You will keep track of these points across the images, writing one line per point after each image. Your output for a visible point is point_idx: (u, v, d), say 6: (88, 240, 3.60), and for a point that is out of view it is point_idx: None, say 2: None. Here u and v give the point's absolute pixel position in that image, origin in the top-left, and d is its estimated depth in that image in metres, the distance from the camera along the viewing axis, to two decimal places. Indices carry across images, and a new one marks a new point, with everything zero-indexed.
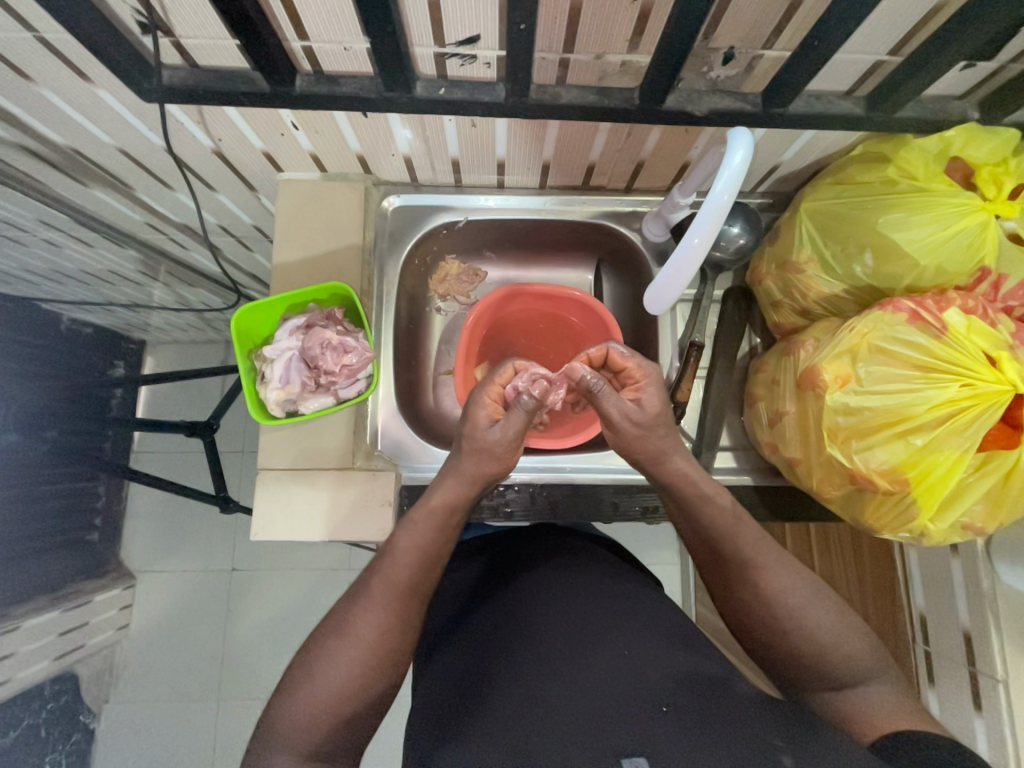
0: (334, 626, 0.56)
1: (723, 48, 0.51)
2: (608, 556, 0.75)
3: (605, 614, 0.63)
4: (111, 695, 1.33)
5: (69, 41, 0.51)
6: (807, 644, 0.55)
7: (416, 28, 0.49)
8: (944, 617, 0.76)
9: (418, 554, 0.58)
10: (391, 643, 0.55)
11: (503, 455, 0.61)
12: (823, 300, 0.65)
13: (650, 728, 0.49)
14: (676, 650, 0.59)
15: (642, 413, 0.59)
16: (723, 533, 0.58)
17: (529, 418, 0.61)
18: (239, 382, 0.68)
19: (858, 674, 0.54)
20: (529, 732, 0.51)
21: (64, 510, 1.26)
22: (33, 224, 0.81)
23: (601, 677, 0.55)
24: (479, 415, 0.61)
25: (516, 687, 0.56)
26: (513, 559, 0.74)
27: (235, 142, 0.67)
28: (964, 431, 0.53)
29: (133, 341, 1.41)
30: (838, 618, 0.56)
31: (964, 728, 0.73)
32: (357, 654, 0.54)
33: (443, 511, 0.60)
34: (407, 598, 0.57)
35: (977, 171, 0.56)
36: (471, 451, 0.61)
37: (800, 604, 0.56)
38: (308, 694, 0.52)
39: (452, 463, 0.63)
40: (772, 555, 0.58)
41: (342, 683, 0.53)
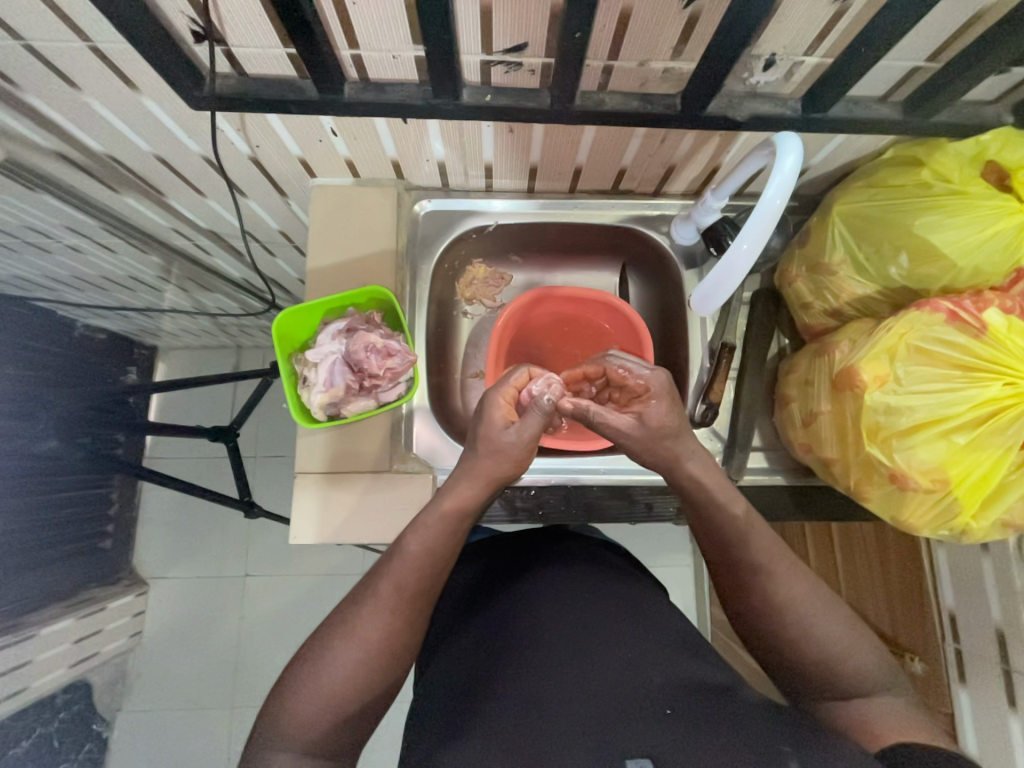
0: (336, 630, 0.55)
1: (765, 55, 0.52)
2: (610, 558, 0.75)
3: (607, 617, 0.63)
4: (124, 703, 1.33)
5: (120, 48, 0.51)
6: (817, 653, 0.55)
7: (465, 36, 0.50)
8: (975, 616, 0.76)
9: (427, 558, 0.57)
10: (395, 645, 0.55)
11: (519, 456, 0.62)
12: (856, 301, 0.65)
13: (655, 731, 0.49)
14: (681, 653, 0.59)
15: (642, 429, 0.60)
16: (736, 536, 0.58)
17: (546, 422, 0.61)
18: (282, 386, 0.69)
19: (867, 686, 0.54)
20: (534, 736, 0.51)
21: (78, 516, 1.26)
22: (61, 229, 0.81)
23: (602, 678, 0.55)
24: (495, 416, 0.61)
25: (517, 690, 0.56)
26: (514, 560, 0.74)
27: (272, 148, 0.67)
28: (1005, 430, 0.54)
29: (146, 347, 1.41)
30: (844, 625, 0.56)
31: (998, 725, 0.74)
32: (360, 657, 0.53)
33: (456, 515, 0.59)
34: (415, 601, 0.56)
35: (1014, 174, 0.57)
36: (486, 451, 0.61)
37: (810, 612, 0.56)
38: (309, 694, 0.52)
39: (465, 464, 0.62)
40: (784, 562, 0.58)
41: (344, 685, 0.52)
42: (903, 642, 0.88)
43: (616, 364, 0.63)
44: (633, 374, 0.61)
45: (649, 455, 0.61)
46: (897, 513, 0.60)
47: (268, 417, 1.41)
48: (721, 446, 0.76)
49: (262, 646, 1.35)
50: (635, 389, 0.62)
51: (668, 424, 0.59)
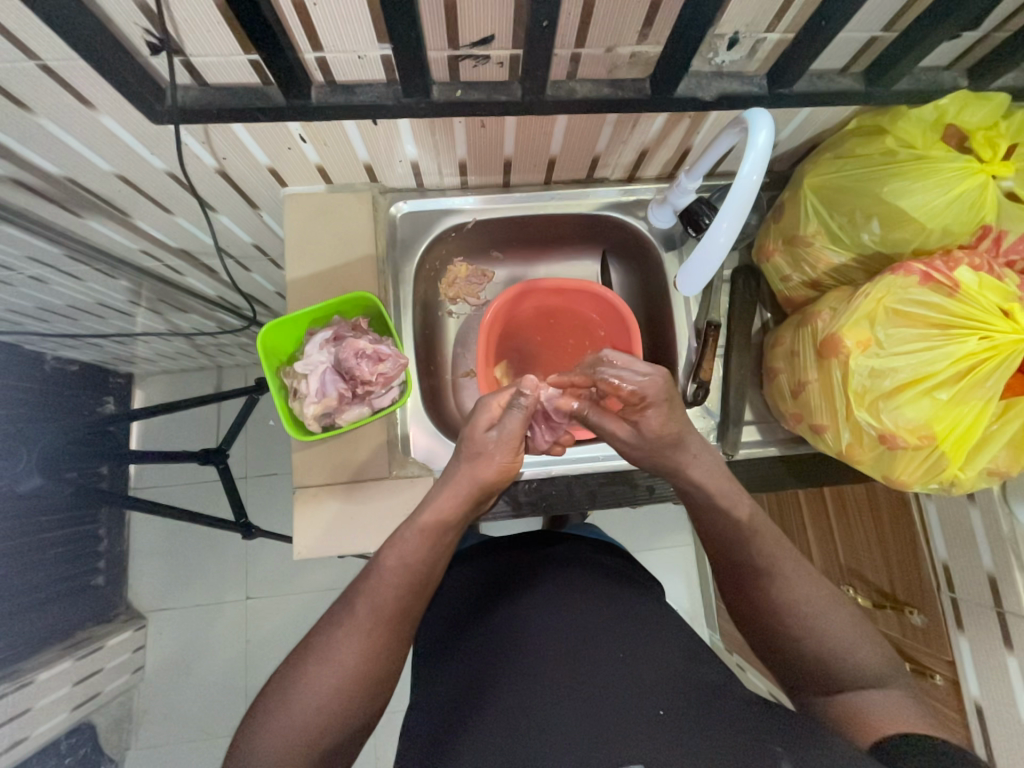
0: (313, 652, 0.54)
1: (729, 34, 0.53)
2: (607, 560, 0.76)
3: (602, 620, 0.64)
4: (132, 741, 1.29)
5: (72, 65, 0.49)
6: (817, 651, 0.56)
7: (431, 32, 0.50)
8: (967, 563, 0.79)
9: (406, 574, 0.57)
10: (372, 669, 0.54)
11: (503, 460, 0.64)
12: (833, 270, 0.67)
13: (649, 734, 0.51)
14: (668, 651, 0.60)
15: (642, 437, 0.64)
16: (735, 539, 0.60)
17: (524, 422, 0.64)
18: (271, 400, 0.67)
19: (866, 683, 0.55)
20: (534, 745, 0.52)
21: (67, 555, 1.22)
22: (21, 260, 0.78)
23: (600, 683, 0.56)
24: (480, 417, 0.64)
25: (515, 697, 0.57)
26: (512, 566, 0.75)
27: (240, 160, 0.66)
28: (985, 382, 0.56)
29: (121, 374, 1.37)
30: (846, 623, 0.57)
31: (995, 667, 0.77)
32: (336, 682, 0.53)
33: (437, 527, 0.60)
34: (396, 622, 0.56)
35: (972, 135, 0.59)
36: (469, 457, 0.64)
37: (812, 610, 0.57)
38: (282, 721, 0.51)
39: (449, 469, 0.65)
40: (789, 565, 0.59)
41: (317, 712, 0.51)
42: (900, 597, 0.91)
43: (608, 376, 0.63)
44: (627, 384, 0.62)
45: (651, 458, 0.66)
46: (890, 472, 0.62)
47: (256, 435, 1.39)
48: (715, 423, 0.77)
49: (270, 669, 1.33)
50: (631, 399, 0.63)
51: (667, 433, 0.62)
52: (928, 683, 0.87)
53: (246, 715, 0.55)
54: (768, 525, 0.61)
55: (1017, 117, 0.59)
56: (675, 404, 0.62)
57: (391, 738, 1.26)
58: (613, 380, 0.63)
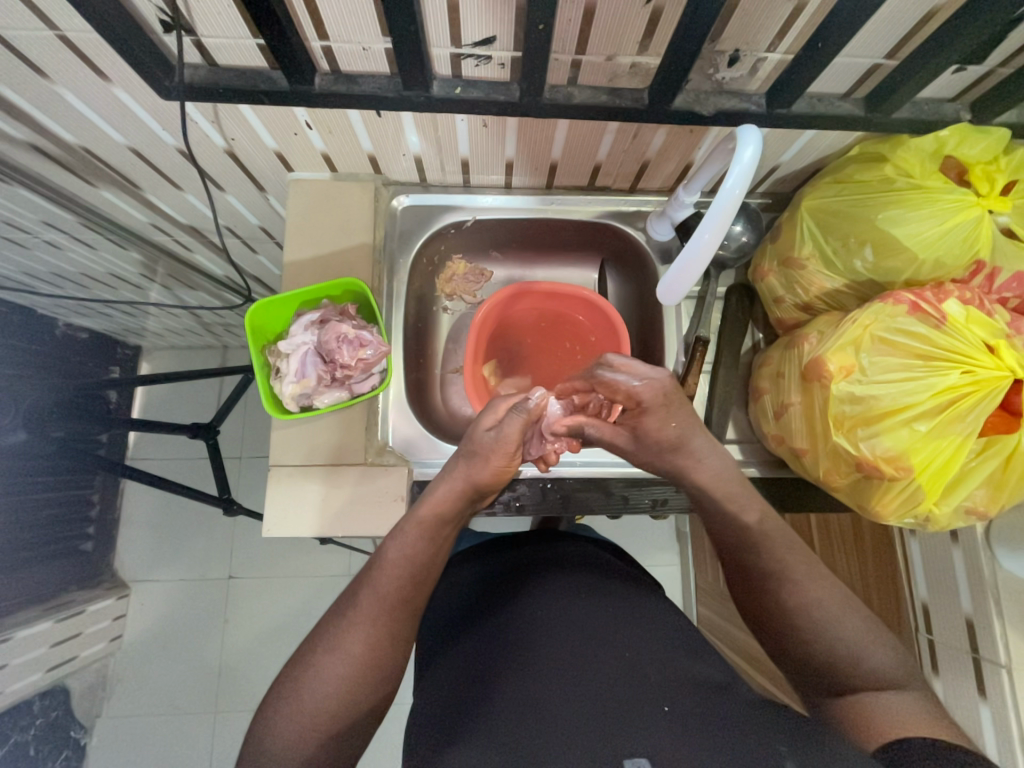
0: (321, 643, 0.55)
1: (728, 51, 0.54)
2: (611, 560, 0.77)
3: (608, 620, 0.63)
4: (104, 709, 1.30)
5: (91, 38, 0.52)
6: (827, 654, 0.54)
7: (434, 30, 0.51)
8: (947, 605, 0.77)
9: (408, 566, 0.58)
10: (379, 660, 0.54)
11: (497, 462, 0.65)
12: (825, 295, 0.67)
13: (652, 730, 0.51)
14: (674, 654, 0.61)
15: (640, 441, 0.69)
16: (744, 541, 0.62)
17: (523, 424, 0.64)
18: (254, 377, 0.68)
19: (882, 685, 0.52)
20: (535, 743, 0.51)
21: (57, 517, 1.24)
22: (37, 225, 0.81)
23: (604, 682, 0.56)
24: (484, 416, 0.66)
25: (520, 689, 0.57)
26: (523, 560, 0.75)
27: (248, 141, 0.68)
28: (966, 416, 0.55)
29: (129, 346, 1.40)
30: (857, 625, 0.55)
31: (966, 712, 0.75)
32: (345, 672, 0.53)
33: (436, 520, 0.62)
34: (399, 613, 0.57)
35: (971, 168, 0.59)
36: (467, 454, 0.65)
37: (822, 612, 0.56)
38: (293, 711, 0.51)
39: (449, 463, 0.66)
40: (800, 568, 0.59)
41: (327, 700, 0.52)
42: None
43: (608, 375, 0.65)
44: (626, 387, 0.64)
45: (652, 461, 0.69)
46: (865, 501, 0.61)
47: (251, 416, 1.41)
48: None
49: (246, 648, 1.34)
50: (629, 401, 0.66)
51: (666, 433, 0.66)
52: None
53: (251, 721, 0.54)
54: (780, 528, 0.62)
55: (1017, 154, 0.59)
56: (673, 404, 0.65)
57: None
58: (611, 380, 0.65)
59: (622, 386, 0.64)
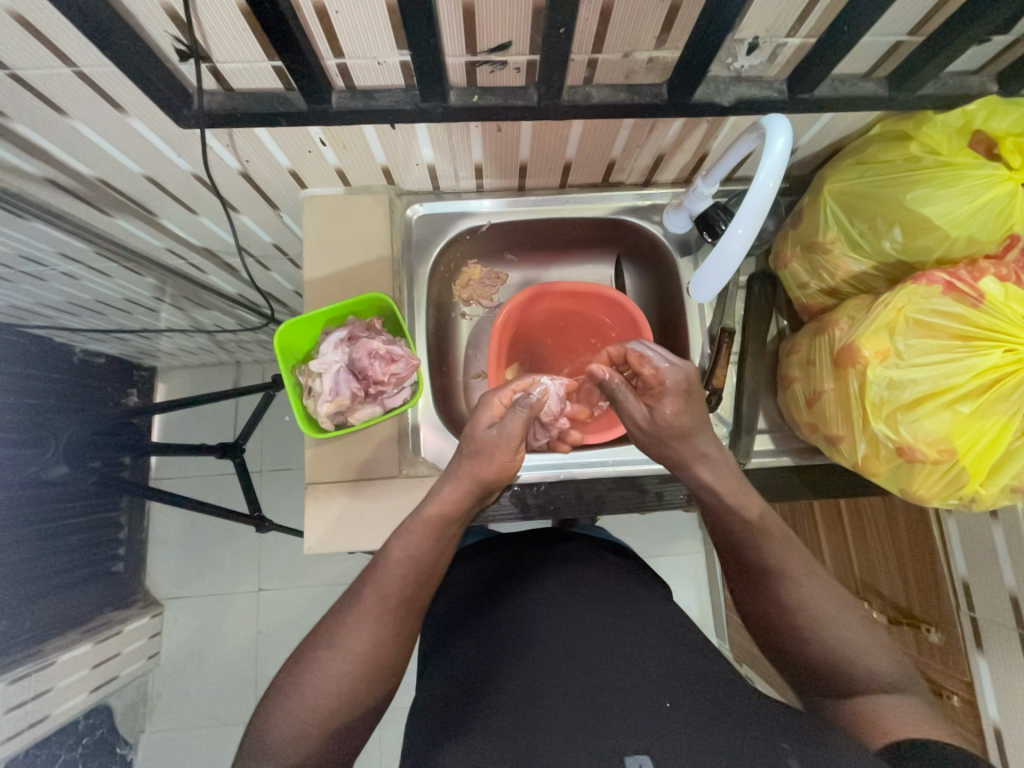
0: (323, 638, 0.56)
1: (748, 39, 0.53)
2: (613, 558, 0.77)
3: (606, 615, 0.63)
4: (146, 725, 1.33)
5: (108, 71, 0.52)
6: (824, 653, 0.54)
7: (449, 39, 0.50)
8: (988, 583, 0.77)
9: (410, 566, 0.58)
10: (381, 658, 0.55)
11: (502, 457, 0.64)
12: (852, 278, 0.66)
13: (655, 724, 0.49)
14: (675, 647, 0.59)
15: (655, 426, 0.65)
16: (753, 538, 0.60)
17: (527, 420, 0.64)
18: (287, 398, 0.69)
19: (877, 687, 0.52)
20: (532, 736, 0.50)
21: (89, 541, 1.26)
22: (54, 256, 0.81)
23: (602, 676, 0.55)
24: (484, 412, 0.65)
25: (520, 688, 0.56)
26: (523, 560, 0.75)
27: (262, 162, 0.67)
28: (1008, 397, 0.54)
29: (145, 368, 1.41)
30: (848, 624, 0.55)
31: (1016, 691, 0.74)
32: (346, 669, 0.53)
33: (441, 520, 0.61)
34: (400, 611, 0.57)
35: (1001, 142, 0.57)
36: (471, 457, 0.64)
37: (819, 610, 0.56)
38: (292, 707, 0.52)
39: (452, 465, 0.65)
40: (800, 570, 0.58)
41: (328, 697, 0.52)
42: (918, 613, 0.88)
43: (635, 353, 0.67)
44: (651, 365, 0.65)
45: (660, 447, 0.66)
46: (907, 486, 0.61)
47: (272, 431, 1.42)
48: (727, 431, 0.76)
49: (279, 659, 1.35)
50: (651, 382, 0.65)
51: (679, 423, 0.63)
52: (945, 703, 0.85)
53: (255, 711, 0.55)
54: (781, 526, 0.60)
55: None
56: (692, 395, 0.64)
57: (396, 735, 1.27)
58: (638, 357, 0.66)
59: (647, 364, 0.65)
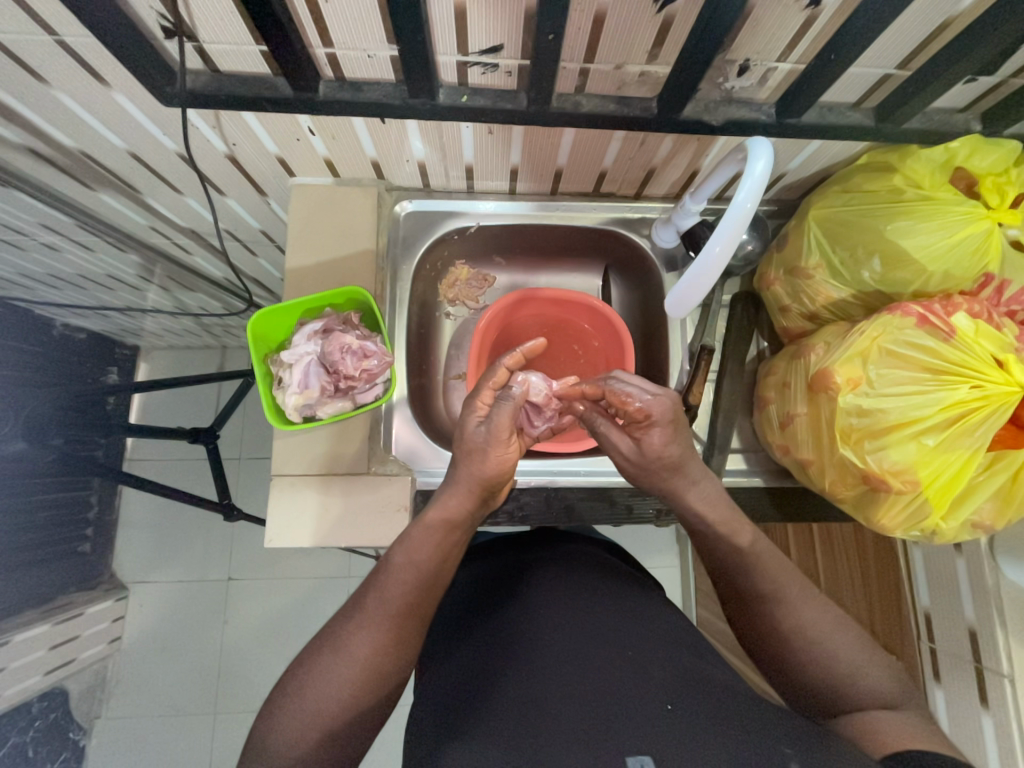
0: (327, 644, 0.55)
1: (738, 60, 0.53)
2: (611, 559, 0.77)
3: (610, 617, 0.63)
4: (102, 710, 1.29)
5: (91, 44, 0.51)
6: (824, 674, 0.55)
7: (440, 37, 0.50)
8: (949, 615, 0.78)
9: (416, 575, 0.57)
10: (385, 665, 0.54)
11: (496, 456, 0.61)
12: (831, 304, 0.66)
13: (657, 727, 0.48)
14: (681, 651, 0.59)
15: (642, 455, 0.62)
16: (726, 555, 0.60)
17: (514, 414, 0.61)
18: (256, 387, 0.68)
19: (873, 704, 0.54)
20: (532, 738, 0.49)
21: (55, 519, 1.23)
22: (35, 226, 0.80)
23: (605, 676, 0.54)
24: (468, 419, 0.62)
25: (519, 689, 0.55)
26: (521, 562, 0.75)
27: (250, 147, 0.67)
28: (975, 430, 0.55)
29: (127, 347, 1.38)
30: (852, 642, 0.56)
31: (969, 723, 0.75)
32: (350, 675, 0.52)
33: (443, 526, 0.60)
34: (401, 619, 0.56)
35: (981, 180, 0.58)
36: (466, 459, 0.62)
37: (815, 634, 0.56)
38: (296, 709, 0.51)
39: (449, 473, 0.63)
40: (795, 589, 0.58)
41: (332, 703, 0.51)
42: (880, 641, 0.89)
43: (617, 388, 0.61)
44: (636, 401, 0.59)
45: (647, 477, 0.63)
46: (871, 514, 0.61)
47: (251, 418, 1.40)
48: (701, 448, 0.76)
49: (245, 650, 1.33)
50: (638, 414, 0.60)
51: (668, 454, 0.60)
52: None
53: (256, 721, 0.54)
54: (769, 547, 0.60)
55: None
56: (680, 426, 0.60)
57: None
58: (621, 391, 0.60)
59: (632, 402, 0.59)
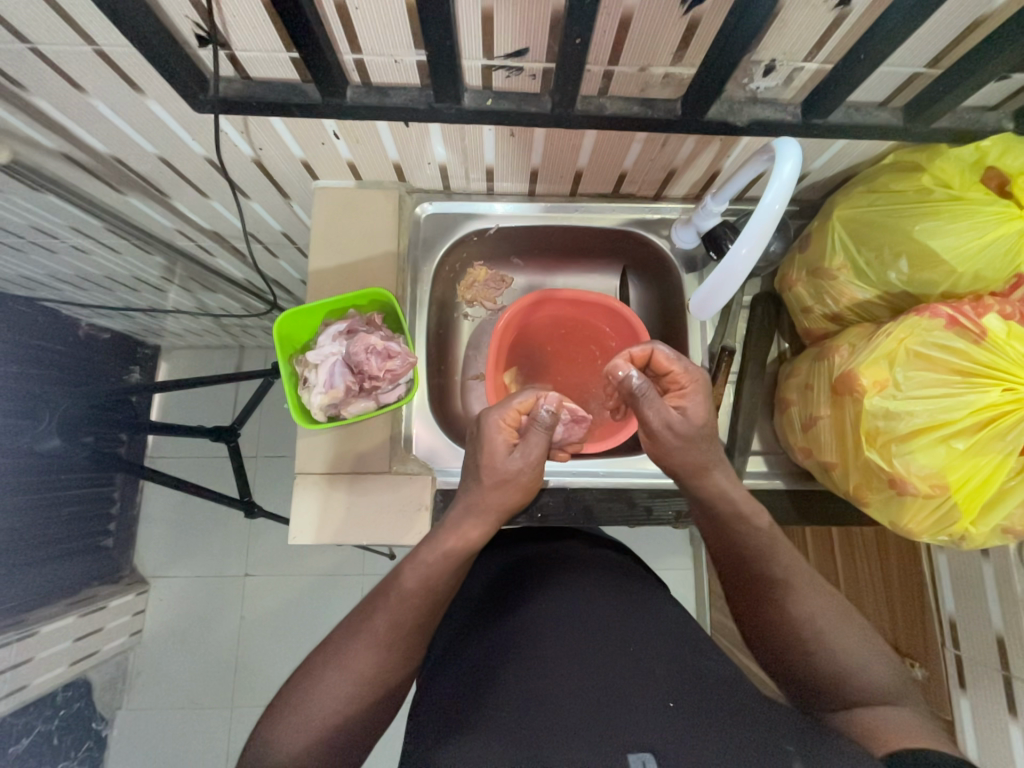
0: (330, 657, 0.55)
1: (765, 60, 0.53)
2: (623, 559, 0.76)
3: (616, 616, 0.63)
4: (124, 701, 1.32)
5: (127, 52, 0.52)
6: (828, 673, 0.55)
7: (467, 44, 0.51)
8: (975, 622, 0.76)
9: (425, 595, 0.56)
10: (388, 677, 0.55)
11: (530, 482, 0.61)
12: (856, 306, 0.66)
13: (660, 730, 0.48)
14: (682, 650, 0.58)
15: (688, 424, 0.59)
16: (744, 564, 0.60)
17: (550, 438, 0.60)
18: (282, 386, 0.69)
19: (878, 699, 0.53)
20: (536, 734, 0.49)
21: (80, 514, 1.26)
22: (66, 230, 0.82)
23: (608, 675, 0.54)
24: (497, 446, 0.59)
25: (524, 687, 0.54)
26: (527, 558, 0.75)
27: (275, 150, 0.68)
28: (1005, 435, 0.54)
29: (149, 347, 1.41)
30: (863, 645, 0.56)
31: (997, 732, 0.74)
32: (352, 692, 0.54)
33: (460, 553, 0.59)
34: (412, 638, 0.57)
35: (1013, 179, 0.57)
36: (495, 487, 0.60)
37: (825, 637, 0.56)
38: (298, 723, 0.52)
39: (469, 501, 0.60)
40: (802, 584, 0.58)
41: (335, 716, 0.53)
42: (902, 647, 0.87)
43: (659, 354, 0.62)
44: (679, 366, 0.61)
45: (683, 454, 0.60)
46: (897, 518, 0.60)
47: (269, 417, 1.42)
48: (720, 449, 0.75)
49: (263, 645, 1.35)
50: (678, 381, 0.61)
51: (707, 426, 0.60)
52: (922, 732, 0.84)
53: (257, 724, 0.55)
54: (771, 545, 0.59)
55: None
56: (712, 400, 0.62)
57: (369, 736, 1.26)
58: (665, 358, 0.61)
59: (676, 366, 0.60)
